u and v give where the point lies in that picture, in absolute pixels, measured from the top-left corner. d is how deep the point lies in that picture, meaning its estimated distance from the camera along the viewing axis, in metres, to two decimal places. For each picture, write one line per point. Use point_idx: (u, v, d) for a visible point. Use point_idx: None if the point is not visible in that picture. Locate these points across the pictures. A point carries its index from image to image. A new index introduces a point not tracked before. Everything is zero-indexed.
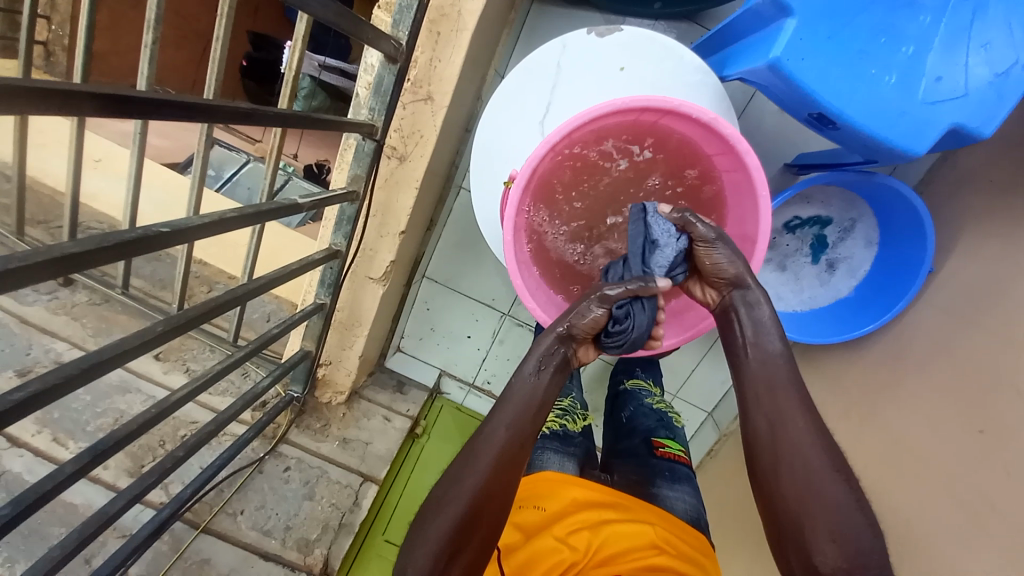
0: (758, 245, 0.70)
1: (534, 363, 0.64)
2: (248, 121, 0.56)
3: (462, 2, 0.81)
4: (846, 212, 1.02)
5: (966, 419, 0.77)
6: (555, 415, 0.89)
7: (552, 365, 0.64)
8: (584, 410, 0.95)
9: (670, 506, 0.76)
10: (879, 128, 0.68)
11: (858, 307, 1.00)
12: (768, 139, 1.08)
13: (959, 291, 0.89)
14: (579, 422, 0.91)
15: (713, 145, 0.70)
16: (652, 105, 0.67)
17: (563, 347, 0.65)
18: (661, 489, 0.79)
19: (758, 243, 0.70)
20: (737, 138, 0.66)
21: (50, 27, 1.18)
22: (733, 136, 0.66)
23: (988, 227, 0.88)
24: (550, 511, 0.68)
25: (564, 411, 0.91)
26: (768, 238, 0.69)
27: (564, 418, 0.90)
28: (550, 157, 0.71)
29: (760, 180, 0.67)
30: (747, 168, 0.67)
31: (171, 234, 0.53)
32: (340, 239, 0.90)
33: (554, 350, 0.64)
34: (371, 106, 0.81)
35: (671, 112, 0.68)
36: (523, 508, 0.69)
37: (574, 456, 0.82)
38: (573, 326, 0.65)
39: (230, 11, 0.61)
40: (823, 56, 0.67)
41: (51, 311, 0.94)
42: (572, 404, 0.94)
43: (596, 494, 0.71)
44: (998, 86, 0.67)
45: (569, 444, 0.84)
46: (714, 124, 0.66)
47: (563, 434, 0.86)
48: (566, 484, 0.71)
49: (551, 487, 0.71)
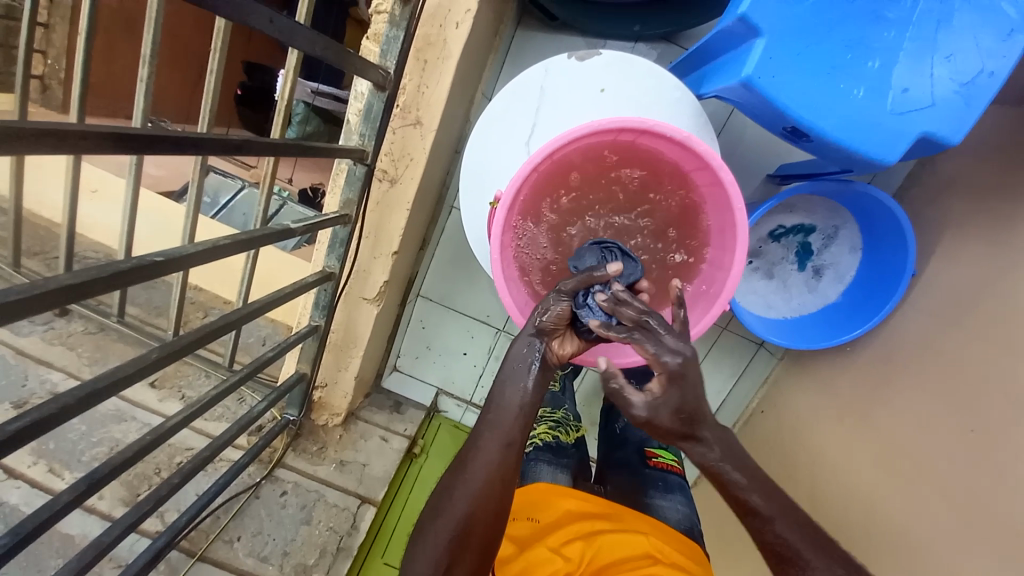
0: (738, 256, 0.71)
1: (513, 364, 0.63)
2: (242, 151, 0.58)
3: (447, 31, 0.84)
4: (829, 220, 1.04)
5: (956, 419, 0.77)
6: (547, 428, 0.89)
7: (529, 368, 0.63)
8: (578, 422, 0.95)
9: (665, 516, 0.76)
10: (851, 138, 0.71)
11: (847, 312, 1.02)
12: (749, 151, 1.11)
13: (942, 293, 0.91)
14: (572, 434, 0.91)
15: (689, 161, 0.73)
16: (628, 125, 0.70)
17: (538, 343, 0.64)
18: (655, 500, 0.79)
19: (737, 255, 0.71)
20: (711, 154, 0.69)
21: (47, 61, 1.20)
22: (707, 152, 0.68)
23: (967, 230, 0.90)
24: (542, 523, 0.68)
25: (556, 423, 0.91)
26: (747, 250, 0.71)
27: (557, 430, 0.89)
28: (533, 177, 0.73)
29: (735, 195, 0.69)
30: (723, 182, 0.70)
31: (166, 262, 0.55)
32: (334, 261, 0.91)
33: (527, 348, 0.64)
34: (362, 132, 0.83)
35: (647, 131, 0.71)
36: (516, 519, 0.69)
37: (568, 468, 0.82)
38: (543, 324, 0.64)
39: (224, 45, 0.64)
40: (792, 72, 0.69)
41: (47, 341, 0.94)
42: (565, 415, 0.94)
43: (589, 504, 0.72)
44: (963, 94, 0.70)
45: (563, 455, 0.84)
46: (688, 141, 0.69)
47: (557, 446, 0.86)
48: (560, 495, 0.72)
49: (544, 497, 0.72)
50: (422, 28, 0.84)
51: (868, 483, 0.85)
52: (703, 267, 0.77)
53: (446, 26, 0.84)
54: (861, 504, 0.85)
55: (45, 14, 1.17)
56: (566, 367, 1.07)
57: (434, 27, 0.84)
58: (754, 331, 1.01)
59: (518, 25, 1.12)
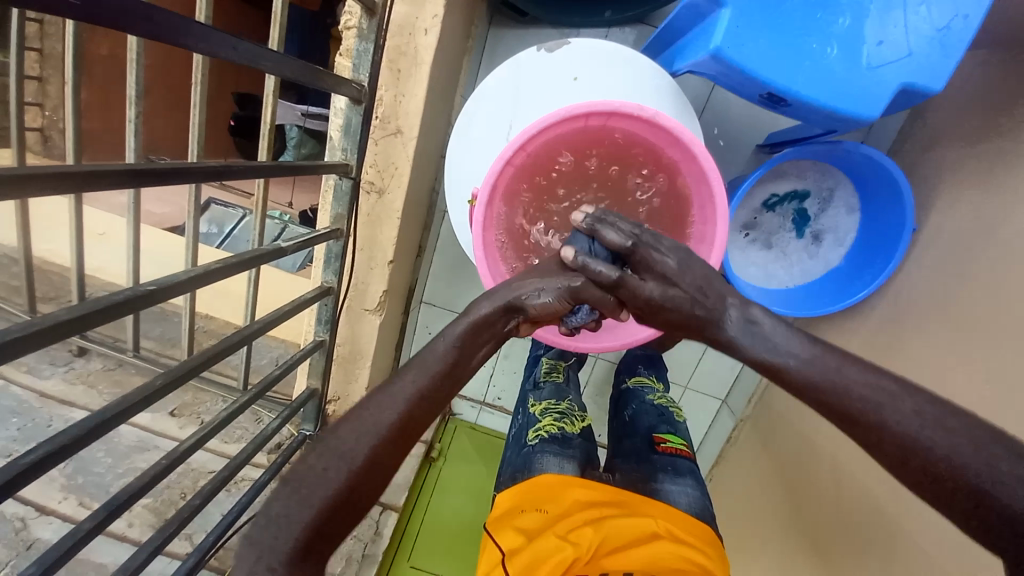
0: (721, 227, 0.71)
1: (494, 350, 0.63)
2: (224, 176, 0.60)
3: (416, 39, 0.85)
4: (823, 182, 1.02)
5: (969, 370, 0.75)
6: (552, 419, 0.88)
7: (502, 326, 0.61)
8: (583, 411, 0.93)
9: (673, 501, 0.76)
10: (828, 99, 0.70)
11: (851, 274, 1.00)
12: (735, 125, 1.10)
13: (945, 245, 0.89)
14: (578, 423, 0.89)
15: (661, 139, 0.72)
16: (595, 110, 0.70)
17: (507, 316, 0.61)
18: (664, 484, 0.78)
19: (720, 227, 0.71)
20: (679, 129, 0.69)
21: (45, 113, 1.24)
22: (676, 128, 0.69)
23: (967, 178, 0.88)
24: (552, 513, 0.68)
25: (561, 414, 0.89)
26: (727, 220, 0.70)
27: (562, 421, 0.88)
28: (508, 171, 0.74)
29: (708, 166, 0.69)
30: (694, 156, 0.70)
31: (162, 289, 0.56)
32: (331, 276, 0.94)
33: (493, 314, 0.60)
34: (344, 147, 0.85)
35: (615, 113, 0.71)
36: (524, 511, 0.69)
37: (574, 458, 0.81)
38: (523, 301, 0.61)
39: (204, 77, 0.66)
40: (762, 37, 0.68)
41: (69, 381, 0.98)
42: (570, 406, 0.92)
43: (598, 493, 0.71)
44: (939, 40, 0.68)
45: (568, 446, 0.83)
46: (656, 119, 0.69)
47: (562, 437, 0.84)
48: (568, 485, 0.72)
49: (554, 489, 0.71)
50: (392, 39, 0.85)
51: None
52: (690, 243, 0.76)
53: (417, 33, 0.85)
54: None
55: (36, 67, 1.21)
56: (568, 358, 1.05)
57: (404, 36, 0.85)
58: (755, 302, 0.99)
59: (491, 25, 1.12)
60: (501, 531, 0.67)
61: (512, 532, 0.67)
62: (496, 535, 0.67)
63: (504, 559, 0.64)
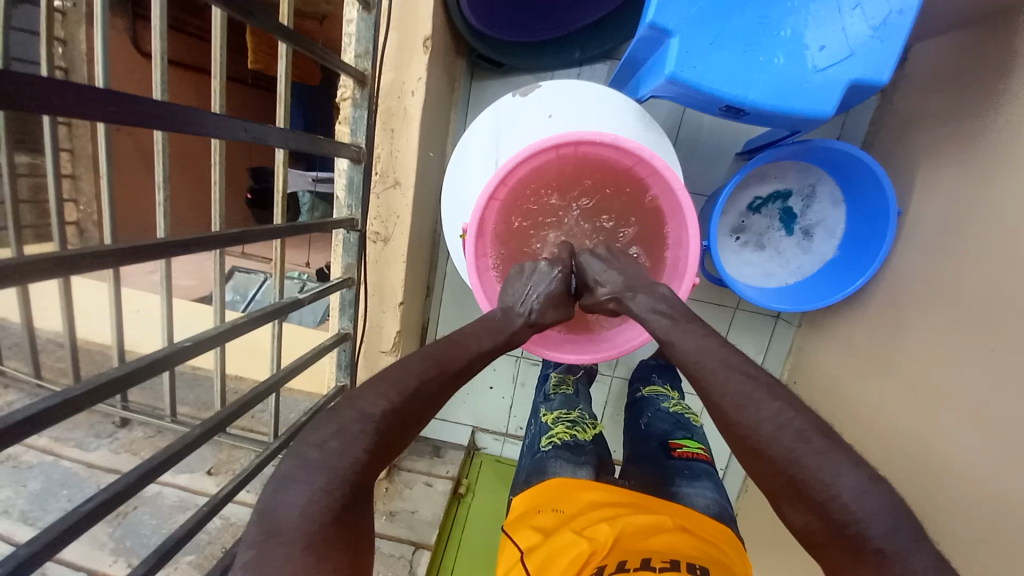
0: (692, 232, 0.75)
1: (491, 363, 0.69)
2: (243, 240, 0.68)
3: (405, 100, 0.95)
4: (804, 179, 1.06)
5: (974, 341, 0.76)
6: (564, 427, 0.89)
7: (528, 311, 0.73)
8: (594, 419, 0.94)
9: (692, 504, 0.75)
10: (781, 103, 0.76)
11: (848, 264, 1.01)
12: (712, 138, 1.16)
13: (933, 224, 0.90)
14: (590, 430, 0.91)
15: (628, 159, 0.78)
16: (563, 141, 0.75)
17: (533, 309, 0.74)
18: (681, 488, 0.78)
19: (692, 231, 0.75)
20: (641, 147, 0.74)
21: (80, 207, 1.38)
22: (637, 148, 0.74)
23: (942, 156, 0.91)
24: (567, 512, 0.69)
25: (572, 422, 0.91)
26: (697, 225, 0.75)
27: (574, 429, 0.89)
28: (492, 206, 0.80)
29: (673, 179, 0.74)
30: (659, 170, 0.75)
31: (195, 344, 0.64)
32: (347, 322, 1.02)
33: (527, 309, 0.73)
34: (349, 204, 0.95)
35: (582, 142, 0.77)
36: (541, 511, 0.70)
37: (587, 464, 0.82)
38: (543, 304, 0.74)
39: (222, 158, 0.76)
40: (711, 58, 0.75)
41: (114, 450, 1.04)
42: (580, 415, 0.93)
43: (611, 495, 0.72)
44: (879, 37, 0.74)
45: (580, 454, 0.84)
46: (618, 142, 0.75)
47: (574, 445, 0.86)
48: (582, 488, 0.73)
49: (567, 490, 0.73)
50: (384, 103, 0.95)
51: (913, 427, 0.82)
52: (663, 275, 0.82)
53: (405, 96, 0.95)
54: (910, 447, 0.82)
55: (70, 166, 1.35)
56: (576, 372, 1.07)
57: (394, 99, 0.95)
58: (754, 301, 1.02)
59: (472, 79, 1.23)
60: (518, 530, 0.68)
61: (528, 530, 0.68)
62: (514, 537, 0.68)
63: (522, 557, 0.64)
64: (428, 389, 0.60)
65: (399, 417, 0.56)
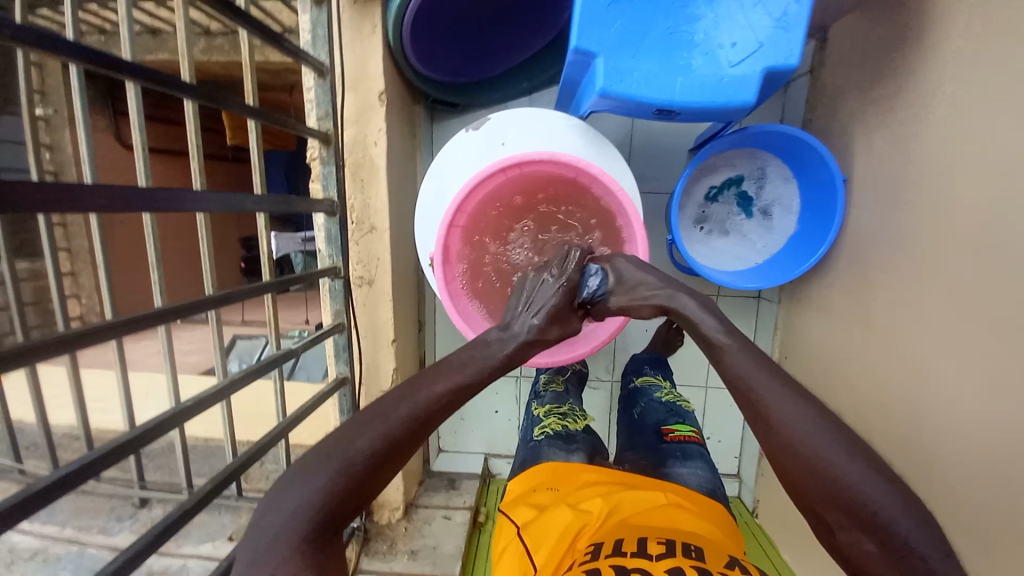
0: (636, 225, 0.84)
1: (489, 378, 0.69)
2: (229, 299, 0.72)
3: (370, 151, 1.02)
4: (752, 164, 1.12)
5: (931, 286, 0.80)
6: (556, 418, 0.91)
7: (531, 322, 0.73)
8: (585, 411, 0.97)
9: (685, 482, 0.79)
10: (706, 99, 0.82)
11: (809, 235, 1.05)
12: (662, 140, 1.23)
13: (877, 186, 0.95)
14: (580, 421, 0.93)
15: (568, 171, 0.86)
16: (507, 165, 0.83)
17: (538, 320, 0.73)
18: (673, 468, 0.82)
19: (636, 225, 0.84)
20: (577, 159, 0.83)
21: (82, 301, 1.44)
22: (573, 160, 0.82)
23: (871, 123, 0.98)
24: (563, 489, 0.74)
25: (563, 414, 0.93)
26: (639, 219, 0.83)
27: (566, 420, 0.92)
28: (454, 233, 0.86)
29: (610, 181, 0.83)
30: (596, 176, 0.83)
31: (196, 403, 0.69)
32: (343, 366, 1.05)
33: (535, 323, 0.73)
34: (331, 253, 1.00)
35: (525, 163, 0.84)
36: (537, 490, 0.75)
37: (580, 451, 0.85)
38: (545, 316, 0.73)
39: (208, 232, 0.82)
40: (634, 71, 0.82)
41: (135, 531, 1.06)
42: (571, 407, 0.96)
43: (607, 476, 0.77)
44: (782, 26, 0.81)
45: (573, 442, 0.86)
46: (556, 157, 0.83)
47: (566, 434, 0.88)
48: (581, 470, 0.78)
49: (566, 472, 0.77)
50: (352, 157, 1.03)
51: (897, 378, 0.84)
52: None
53: (370, 147, 1.02)
54: (899, 398, 0.84)
55: (69, 264, 1.42)
56: (566, 372, 1.09)
57: (359, 152, 1.03)
58: (724, 284, 1.06)
59: (432, 122, 1.32)
60: (515, 508, 0.73)
61: (524, 506, 0.73)
62: (511, 514, 0.73)
63: (519, 530, 0.69)
64: (419, 407, 0.63)
65: (399, 439, 0.60)
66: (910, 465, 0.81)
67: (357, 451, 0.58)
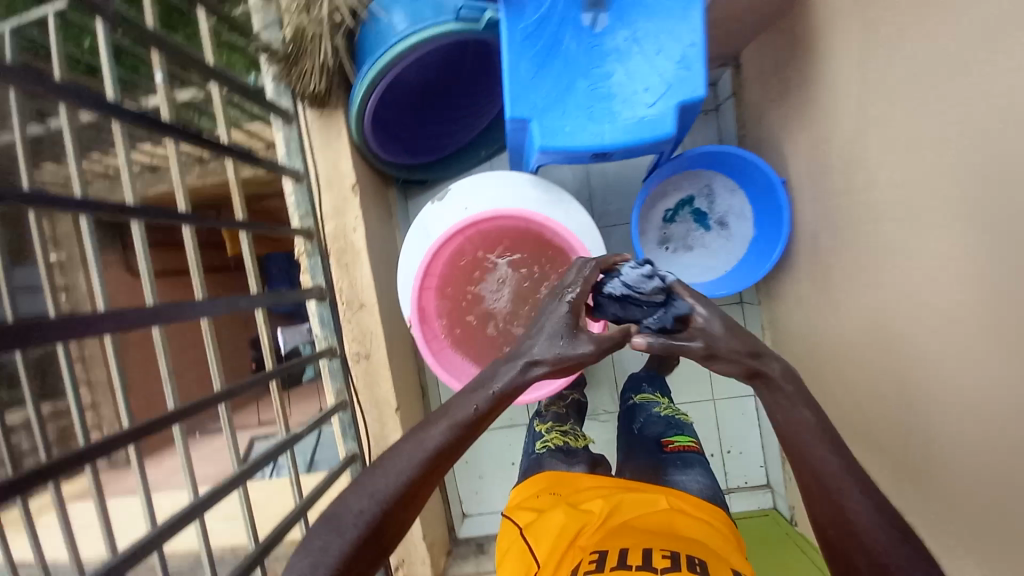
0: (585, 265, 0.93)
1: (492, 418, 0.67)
2: (235, 393, 0.83)
3: (350, 237, 1.12)
4: (699, 183, 1.21)
5: (882, 262, 0.84)
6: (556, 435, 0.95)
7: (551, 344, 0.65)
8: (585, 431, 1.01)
9: (685, 487, 0.79)
10: (634, 137, 0.93)
11: (767, 237, 1.13)
12: (615, 177, 1.33)
13: (815, 181, 1.03)
14: (580, 439, 0.97)
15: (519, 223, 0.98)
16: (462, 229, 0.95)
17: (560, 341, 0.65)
18: (673, 476, 0.83)
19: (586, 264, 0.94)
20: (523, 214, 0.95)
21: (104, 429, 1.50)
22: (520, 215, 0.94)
23: (794, 128, 1.07)
24: (563, 493, 0.77)
25: (564, 431, 0.97)
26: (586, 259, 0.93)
27: (566, 436, 0.96)
28: (427, 294, 0.98)
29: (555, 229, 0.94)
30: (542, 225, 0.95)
31: (211, 496, 0.76)
32: (352, 444, 1.12)
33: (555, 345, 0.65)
34: (325, 336, 1.11)
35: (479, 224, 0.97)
36: (539, 494, 0.77)
37: (580, 463, 0.88)
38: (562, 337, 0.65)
39: (212, 338, 0.90)
40: (566, 126, 0.94)
41: None
42: (571, 427, 1.01)
43: (608, 482, 0.79)
44: (684, 65, 0.92)
45: (574, 456, 0.90)
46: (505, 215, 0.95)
47: (567, 449, 0.91)
48: (581, 476, 0.80)
49: (568, 480, 0.80)
50: (334, 244, 1.12)
51: (880, 355, 0.87)
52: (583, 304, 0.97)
53: (350, 234, 1.12)
54: (888, 375, 0.85)
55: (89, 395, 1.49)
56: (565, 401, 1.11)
57: (341, 239, 1.12)
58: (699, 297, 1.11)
59: (406, 200, 1.44)
60: (516, 511, 0.75)
61: (524, 509, 0.75)
62: (512, 516, 0.75)
63: (522, 530, 0.71)
64: (425, 464, 0.63)
65: (401, 497, 0.63)
66: (918, 439, 0.81)
67: (355, 513, 0.61)
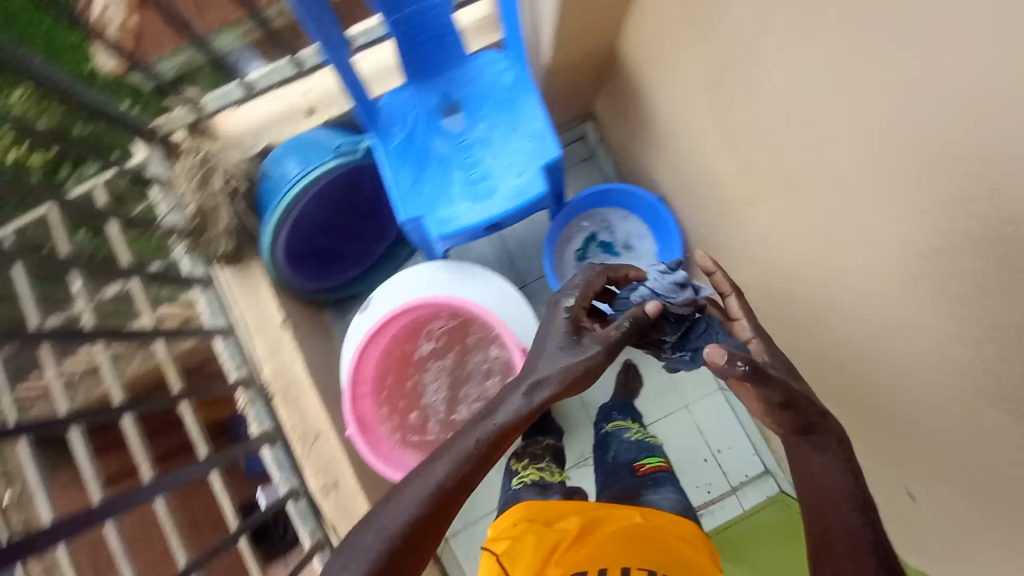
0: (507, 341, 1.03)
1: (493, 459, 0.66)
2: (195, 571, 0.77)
3: (292, 370, 1.13)
4: (596, 220, 1.34)
5: (760, 238, 0.95)
6: (535, 470, 1.07)
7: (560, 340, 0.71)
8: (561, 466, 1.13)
9: (657, 504, 0.88)
10: (517, 203, 1.04)
11: (665, 244, 1.29)
12: (527, 238, 1.45)
13: (683, 194, 1.20)
14: (556, 474, 1.09)
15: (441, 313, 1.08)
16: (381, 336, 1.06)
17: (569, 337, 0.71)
18: (647, 495, 0.91)
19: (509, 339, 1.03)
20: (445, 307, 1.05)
21: None
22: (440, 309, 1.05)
23: (655, 155, 1.24)
24: (541, 521, 0.81)
25: (542, 467, 1.09)
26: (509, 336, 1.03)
27: (543, 471, 1.07)
28: (359, 403, 1.06)
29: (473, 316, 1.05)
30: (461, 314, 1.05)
31: None
32: None
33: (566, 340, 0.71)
34: (285, 477, 1.07)
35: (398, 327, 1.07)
36: (518, 523, 0.82)
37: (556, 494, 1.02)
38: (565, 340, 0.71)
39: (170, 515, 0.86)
40: (456, 212, 1.05)
41: None
42: (550, 462, 1.12)
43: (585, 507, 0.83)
44: (539, 136, 1.07)
45: (549, 490, 1.02)
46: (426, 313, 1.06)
47: (542, 483, 1.04)
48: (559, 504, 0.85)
49: (548, 507, 0.84)
50: (278, 382, 1.11)
51: (795, 318, 0.94)
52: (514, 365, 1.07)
53: (290, 368, 1.13)
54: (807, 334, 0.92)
55: None
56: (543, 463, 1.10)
57: (283, 375, 1.12)
58: None
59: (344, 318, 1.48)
60: (497, 544, 0.81)
61: (501, 538, 0.81)
62: (494, 548, 0.80)
63: (503, 561, 0.76)
64: (431, 503, 0.64)
65: (405, 539, 0.62)
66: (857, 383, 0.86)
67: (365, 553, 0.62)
